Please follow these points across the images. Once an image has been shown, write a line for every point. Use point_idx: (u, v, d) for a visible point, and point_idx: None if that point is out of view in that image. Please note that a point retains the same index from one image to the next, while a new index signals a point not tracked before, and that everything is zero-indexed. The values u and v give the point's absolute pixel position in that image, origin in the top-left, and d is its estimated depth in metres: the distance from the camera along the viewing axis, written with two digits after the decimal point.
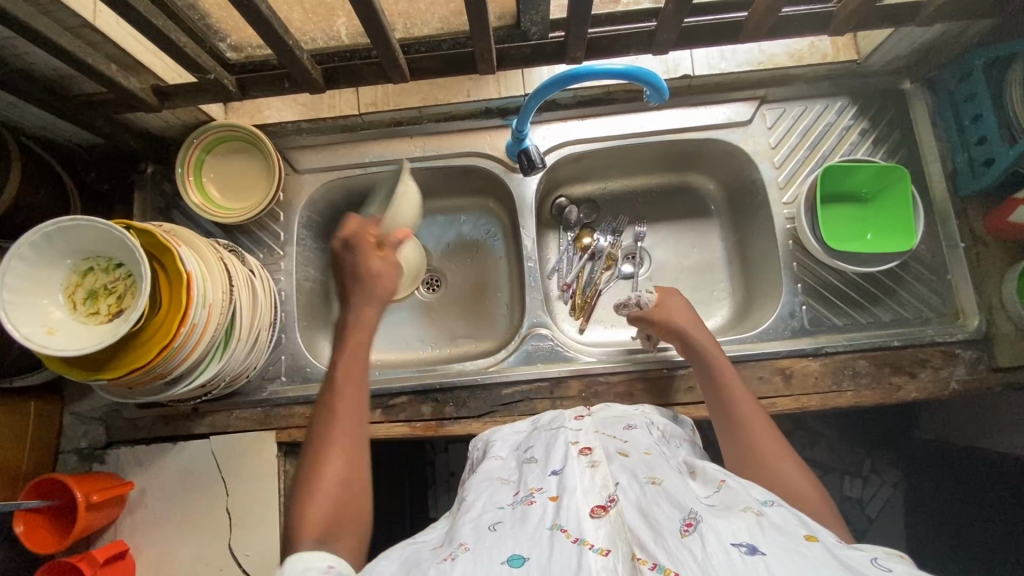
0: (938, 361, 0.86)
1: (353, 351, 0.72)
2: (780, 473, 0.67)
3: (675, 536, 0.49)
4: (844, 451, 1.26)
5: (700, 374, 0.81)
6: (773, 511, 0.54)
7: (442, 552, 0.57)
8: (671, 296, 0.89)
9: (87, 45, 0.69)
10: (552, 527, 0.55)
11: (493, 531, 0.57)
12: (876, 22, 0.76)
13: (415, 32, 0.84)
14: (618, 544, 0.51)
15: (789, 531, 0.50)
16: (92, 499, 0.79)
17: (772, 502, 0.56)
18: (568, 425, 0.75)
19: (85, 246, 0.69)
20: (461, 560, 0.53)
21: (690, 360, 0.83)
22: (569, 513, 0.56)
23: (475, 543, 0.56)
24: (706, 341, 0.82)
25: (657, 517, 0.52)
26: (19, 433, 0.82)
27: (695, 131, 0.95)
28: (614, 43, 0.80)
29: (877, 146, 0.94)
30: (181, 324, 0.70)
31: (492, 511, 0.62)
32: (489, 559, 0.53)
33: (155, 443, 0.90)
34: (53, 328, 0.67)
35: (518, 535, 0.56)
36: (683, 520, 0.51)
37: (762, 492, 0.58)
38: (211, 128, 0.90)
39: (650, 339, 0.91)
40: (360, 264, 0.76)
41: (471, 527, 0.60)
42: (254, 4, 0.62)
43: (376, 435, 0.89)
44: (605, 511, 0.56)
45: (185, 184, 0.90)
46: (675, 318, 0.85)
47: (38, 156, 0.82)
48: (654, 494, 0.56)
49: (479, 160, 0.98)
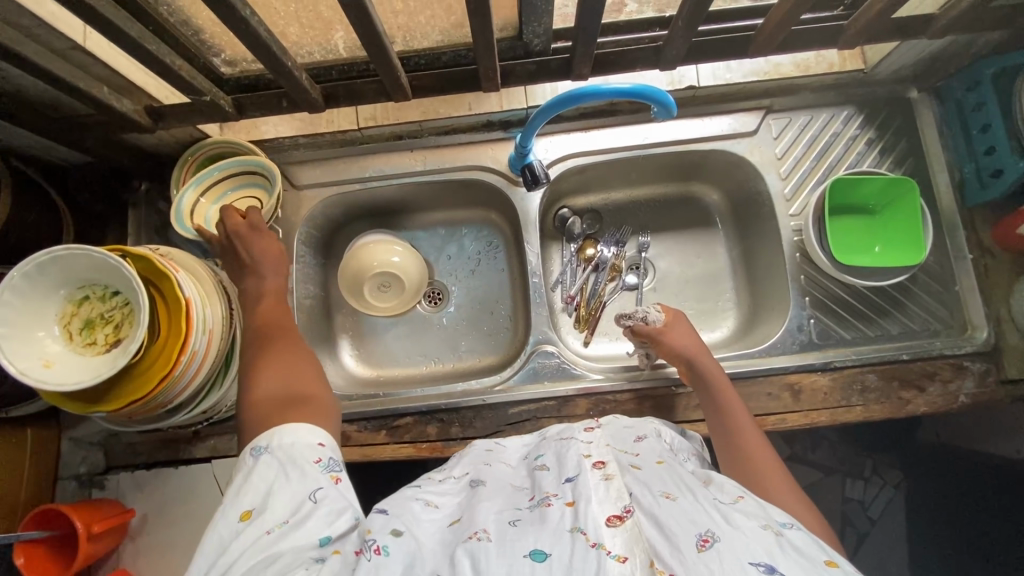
0: (948, 374, 0.85)
1: (269, 288, 0.78)
2: (791, 497, 0.66)
3: (692, 551, 0.48)
4: (847, 452, 1.17)
5: (707, 396, 0.80)
6: (794, 534, 0.52)
7: (463, 532, 0.58)
8: (675, 317, 0.88)
9: (77, 67, 0.67)
10: (572, 530, 0.53)
11: (515, 527, 0.56)
12: (888, 35, 0.74)
13: (415, 44, 0.81)
14: (635, 553, 0.50)
15: (809, 555, 0.49)
16: (93, 529, 0.77)
17: (791, 525, 0.54)
18: (579, 437, 0.72)
19: (79, 275, 0.67)
20: (482, 547, 0.53)
21: (696, 378, 0.82)
22: (587, 517, 0.54)
23: (497, 534, 0.55)
24: (714, 366, 0.82)
25: (672, 527, 0.51)
26: (15, 462, 0.80)
27: (700, 142, 0.94)
28: (620, 59, 0.79)
29: (883, 156, 0.92)
30: (181, 352, 0.68)
31: (511, 509, 0.61)
32: (512, 553, 0.52)
33: (155, 468, 0.89)
34: (49, 361, 0.65)
35: (538, 531, 0.55)
36: (699, 535, 0.50)
37: (780, 513, 0.56)
38: (206, 143, 0.88)
39: (649, 356, 0.90)
40: (251, 236, 0.79)
41: (490, 517, 0.59)
42: (250, 27, 0.60)
43: (382, 456, 0.88)
44: (621, 521, 0.54)
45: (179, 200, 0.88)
46: (682, 342, 0.84)
47: (29, 178, 0.80)
48: (670, 509, 0.54)
49: (480, 173, 0.96)
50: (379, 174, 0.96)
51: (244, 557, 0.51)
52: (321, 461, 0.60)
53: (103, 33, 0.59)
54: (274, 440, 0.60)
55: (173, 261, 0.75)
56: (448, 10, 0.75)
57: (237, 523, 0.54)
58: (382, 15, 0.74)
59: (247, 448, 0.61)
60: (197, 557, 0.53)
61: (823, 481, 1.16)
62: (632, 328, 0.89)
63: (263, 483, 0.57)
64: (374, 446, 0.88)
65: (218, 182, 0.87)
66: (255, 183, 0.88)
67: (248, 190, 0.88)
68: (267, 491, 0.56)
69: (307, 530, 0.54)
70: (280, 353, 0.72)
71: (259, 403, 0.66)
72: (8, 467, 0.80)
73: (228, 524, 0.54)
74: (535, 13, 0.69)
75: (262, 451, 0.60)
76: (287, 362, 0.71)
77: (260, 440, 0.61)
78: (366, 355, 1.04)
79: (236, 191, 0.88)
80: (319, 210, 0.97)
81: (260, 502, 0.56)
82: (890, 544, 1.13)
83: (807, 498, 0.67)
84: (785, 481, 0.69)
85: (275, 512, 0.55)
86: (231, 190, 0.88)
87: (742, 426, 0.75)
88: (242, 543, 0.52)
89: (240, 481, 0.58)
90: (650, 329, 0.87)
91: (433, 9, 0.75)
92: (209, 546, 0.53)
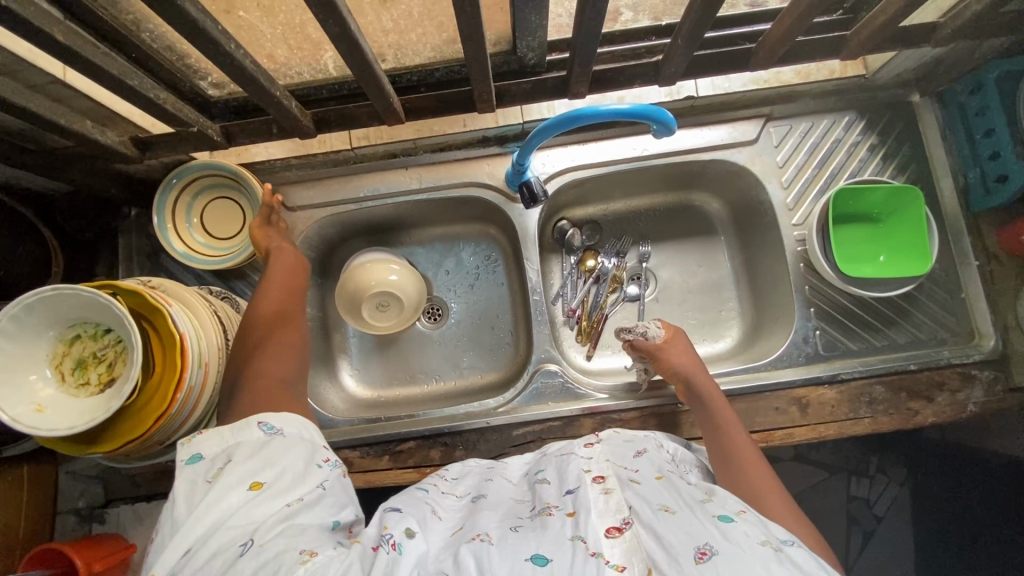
0: (955, 383, 0.84)
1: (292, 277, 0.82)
2: (788, 513, 0.65)
3: (689, 562, 0.47)
4: (851, 451, 1.16)
5: (705, 415, 0.78)
6: (793, 550, 0.51)
7: (464, 536, 0.56)
8: (674, 334, 0.86)
9: (58, 101, 0.65)
10: (573, 538, 0.52)
11: (515, 532, 0.55)
12: (891, 44, 0.74)
13: (406, 62, 0.79)
14: (634, 562, 0.49)
15: (808, 570, 0.48)
16: (93, 568, 0.75)
17: (793, 542, 0.53)
18: (579, 452, 0.71)
19: (69, 314, 0.66)
20: (484, 548, 0.51)
21: (693, 399, 0.81)
22: (587, 528, 0.53)
23: (498, 538, 0.53)
24: (709, 383, 0.81)
25: (670, 539, 0.50)
26: (13, 501, 0.79)
27: (700, 153, 0.92)
28: (617, 75, 0.79)
29: (887, 162, 0.91)
30: (177, 390, 0.66)
31: (510, 518, 0.60)
32: (514, 554, 0.50)
33: (154, 500, 0.87)
34: (42, 405, 0.63)
35: (539, 538, 0.53)
36: (697, 548, 0.49)
37: (783, 530, 0.55)
38: (190, 168, 0.86)
39: (647, 372, 0.88)
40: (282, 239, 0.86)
41: (492, 524, 0.58)
42: (238, 62, 0.59)
43: (386, 482, 0.87)
44: (620, 532, 0.52)
45: (174, 231, 0.87)
46: (679, 361, 0.83)
47: (14, 210, 0.77)
48: (669, 523, 0.52)
49: (476, 189, 0.95)
50: (373, 194, 0.94)
51: (262, 527, 0.50)
52: (330, 459, 0.60)
53: (85, 73, 0.57)
54: (287, 424, 0.61)
55: (166, 293, 0.73)
56: (440, 27, 0.73)
57: (245, 491, 0.53)
58: (371, 35, 0.73)
59: (253, 420, 0.60)
60: (197, 515, 0.51)
61: (828, 481, 1.15)
62: (631, 342, 0.87)
63: (280, 459, 0.57)
64: (377, 472, 0.87)
65: (178, 198, 0.87)
66: (209, 183, 0.88)
67: (208, 193, 0.89)
68: (283, 469, 0.56)
69: (319, 513, 0.54)
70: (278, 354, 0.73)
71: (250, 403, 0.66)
72: (6, 506, 0.78)
73: (236, 491, 0.53)
74: (528, 29, 0.67)
75: (273, 429, 0.60)
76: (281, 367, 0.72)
77: (269, 417, 0.61)
78: (366, 374, 1.03)
79: (198, 199, 0.89)
80: (313, 232, 0.95)
81: (274, 477, 0.55)
82: (898, 541, 1.13)
83: (807, 520, 0.66)
84: (786, 502, 0.67)
85: (288, 492, 0.54)
86: (194, 199, 0.88)
87: (740, 442, 0.74)
88: (255, 512, 0.52)
89: (250, 451, 0.57)
90: (649, 346, 0.85)
91: (424, 26, 0.73)
92: (212, 507, 0.51)
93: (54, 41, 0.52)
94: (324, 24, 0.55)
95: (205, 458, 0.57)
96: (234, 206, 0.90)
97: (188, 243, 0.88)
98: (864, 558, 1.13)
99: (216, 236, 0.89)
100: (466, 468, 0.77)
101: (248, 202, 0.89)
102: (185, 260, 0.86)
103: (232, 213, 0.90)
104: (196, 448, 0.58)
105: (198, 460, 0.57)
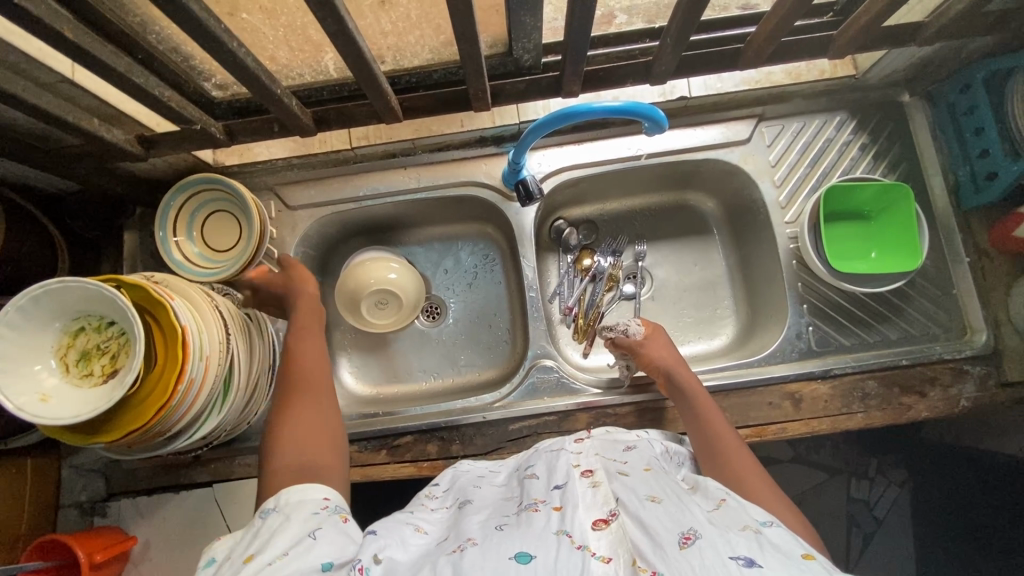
0: (947, 378, 0.85)
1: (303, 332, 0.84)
2: (779, 504, 0.66)
3: (674, 548, 0.48)
4: (851, 453, 1.17)
5: (687, 410, 0.79)
6: (772, 532, 0.52)
7: (449, 545, 0.56)
8: (654, 330, 0.88)
9: (67, 100, 0.68)
10: (557, 533, 0.53)
11: (500, 531, 0.56)
12: (878, 43, 0.75)
13: (405, 63, 0.81)
14: (619, 553, 0.49)
15: (787, 550, 0.49)
16: (95, 558, 0.77)
17: (772, 523, 0.54)
18: (569, 448, 0.71)
19: (76, 306, 0.67)
20: (469, 553, 0.52)
21: (676, 392, 0.81)
22: (573, 522, 0.53)
23: (483, 539, 0.54)
24: (691, 378, 0.82)
25: (655, 527, 0.51)
26: (17, 494, 0.80)
27: (693, 152, 0.94)
28: (609, 75, 0.80)
29: (877, 161, 0.92)
30: (179, 381, 0.66)
31: (496, 517, 0.60)
32: (499, 555, 0.51)
33: (155, 493, 0.89)
34: (47, 395, 0.65)
35: (524, 535, 0.53)
36: (681, 534, 0.50)
37: (762, 512, 0.56)
38: (183, 186, 0.88)
39: (630, 369, 0.89)
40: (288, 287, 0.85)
41: (476, 527, 0.59)
42: (241, 63, 0.61)
43: (384, 475, 0.88)
44: (606, 524, 0.52)
45: (178, 246, 0.89)
46: (659, 355, 0.84)
47: (22, 208, 0.80)
48: (654, 511, 0.54)
49: (475, 188, 0.97)
50: (372, 194, 0.97)
51: None
52: (328, 508, 0.62)
53: (92, 70, 0.59)
54: (283, 497, 0.63)
55: (169, 288, 0.74)
56: (437, 29, 0.75)
57: (239, 565, 0.55)
58: (370, 37, 0.75)
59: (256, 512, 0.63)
60: None
61: (827, 482, 1.16)
62: (613, 340, 0.88)
63: (270, 531, 0.58)
64: (375, 466, 0.88)
65: (179, 214, 0.90)
66: (213, 195, 0.90)
67: (215, 206, 0.91)
68: (271, 535, 0.57)
69: (306, 559, 0.54)
70: (307, 410, 0.75)
71: (278, 469, 0.69)
72: (10, 498, 0.80)
73: (232, 569, 0.55)
74: (524, 31, 0.68)
75: (270, 510, 0.62)
76: (307, 427, 0.74)
77: (269, 502, 0.63)
78: (366, 371, 1.04)
79: (202, 208, 0.91)
80: (313, 230, 0.97)
81: (264, 546, 0.56)
82: (899, 543, 1.12)
83: (796, 509, 0.66)
84: (780, 499, 0.67)
85: (274, 549, 0.55)
86: (194, 214, 0.90)
87: (721, 429, 0.76)
88: None
89: (249, 539, 0.58)
90: (630, 342, 0.86)
91: (422, 28, 0.75)
92: None
93: (65, 39, 0.54)
94: (322, 22, 0.56)
95: (217, 559, 0.58)
96: (235, 222, 0.90)
97: (184, 251, 0.90)
98: (865, 560, 1.13)
99: (212, 247, 0.90)
100: (458, 475, 0.78)
101: (241, 210, 0.90)
102: (177, 269, 0.88)
103: (231, 228, 0.91)
104: (213, 551, 0.59)
105: (213, 561, 0.58)
